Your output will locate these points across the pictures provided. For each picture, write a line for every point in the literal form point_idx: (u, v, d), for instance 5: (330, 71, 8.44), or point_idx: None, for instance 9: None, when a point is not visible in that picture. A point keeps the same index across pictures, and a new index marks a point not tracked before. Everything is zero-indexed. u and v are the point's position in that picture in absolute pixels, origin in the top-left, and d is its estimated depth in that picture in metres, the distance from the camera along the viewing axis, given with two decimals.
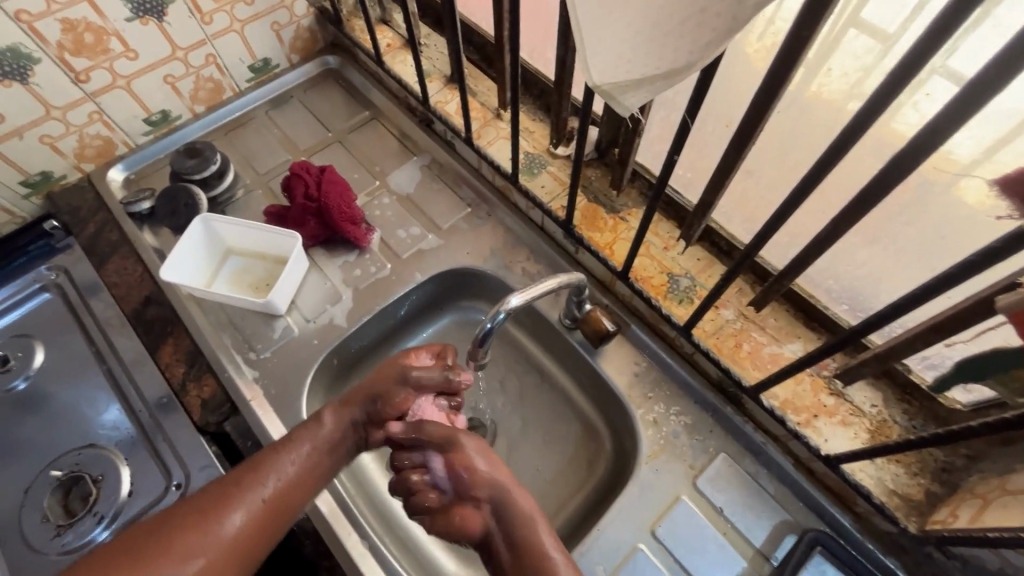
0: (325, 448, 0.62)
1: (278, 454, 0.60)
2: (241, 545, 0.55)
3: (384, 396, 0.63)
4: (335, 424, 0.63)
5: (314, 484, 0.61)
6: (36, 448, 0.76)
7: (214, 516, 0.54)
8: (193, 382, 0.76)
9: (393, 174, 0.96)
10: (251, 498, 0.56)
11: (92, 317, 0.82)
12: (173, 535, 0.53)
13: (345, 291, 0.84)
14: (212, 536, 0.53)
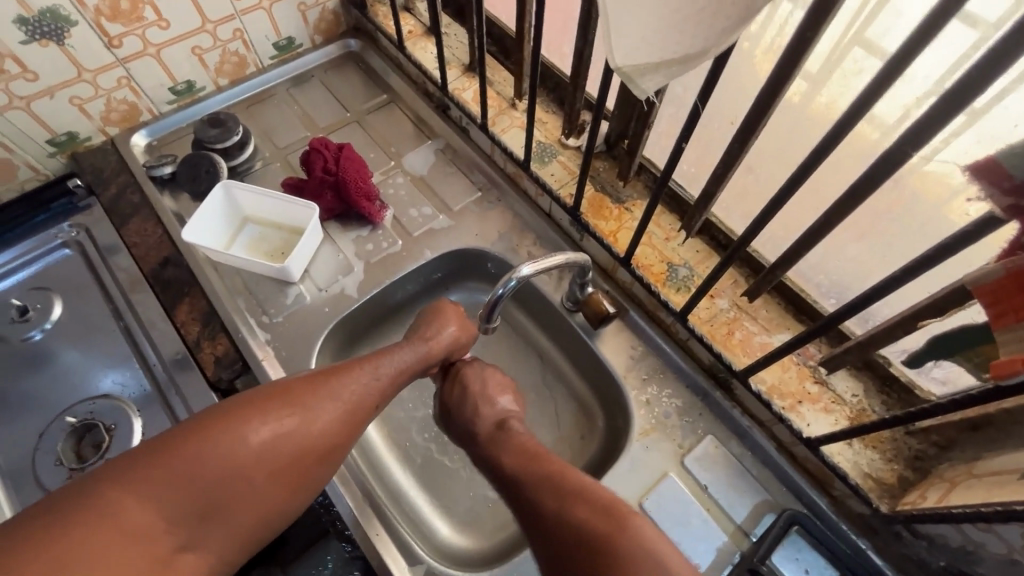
0: (395, 372, 0.65)
1: (359, 370, 0.63)
2: (370, 406, 0.63)
3: (423, 347, 0.69)
4: (410, 353, 0.67)
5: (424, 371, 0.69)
6: (51, 396, 0.79)
7: (297, 413, 0.57)
8: (206, 339, 0.79)
9: (408, 156, 0.99)
10: (383, 369, 0.64)
11: (111, 274, 0.85)
12: (323, 386, 0.60)
13: (357, 264, 0.87)
14: (353, 392, 0.61)
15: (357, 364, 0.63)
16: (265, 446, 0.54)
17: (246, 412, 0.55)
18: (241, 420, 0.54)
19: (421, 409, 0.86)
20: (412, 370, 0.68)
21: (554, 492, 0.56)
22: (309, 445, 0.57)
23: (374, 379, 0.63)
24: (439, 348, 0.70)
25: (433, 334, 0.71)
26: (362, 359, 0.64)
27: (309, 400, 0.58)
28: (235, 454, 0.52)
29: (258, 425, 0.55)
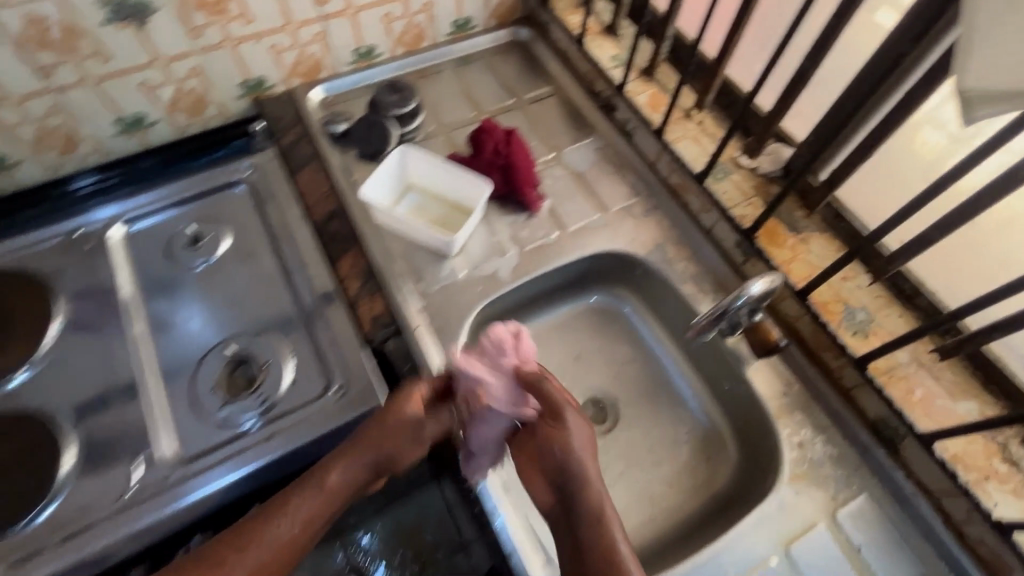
0: (378, 453, 0.66)
1: (322, 472, 0.66)
2: (316, 519, 0.64)
3: (408, 414, 0.67)
4: (400, 425, 0.66)
5: (372, 475, 0.68)
6: (208, 323, 0.80)
7: (276, 520, 0.63)
8: (366, 296, 0.80)
9: (568, 150, 0.98)
10: (324, 487, 0.65)
11: (280, 218, 0.88)
12: (257, 531, 0.62)
13: (511, 248, 0.87)
14: (288, 529, 0.63)
15: (337, 455, 0.66)
16: (254, 551, 0.61)
17: (230, 538, 0.62)
18: None
19: None
20: (410, 451, 0.68)
21: (586, 537, 0.58)
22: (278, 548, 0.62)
23: (345, 473, 0.66)
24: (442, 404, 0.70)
25: (405, 401, 0.67)
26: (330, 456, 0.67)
27: (275, 514, 0.63)
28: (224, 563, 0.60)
29: (254, 535, 0.62)
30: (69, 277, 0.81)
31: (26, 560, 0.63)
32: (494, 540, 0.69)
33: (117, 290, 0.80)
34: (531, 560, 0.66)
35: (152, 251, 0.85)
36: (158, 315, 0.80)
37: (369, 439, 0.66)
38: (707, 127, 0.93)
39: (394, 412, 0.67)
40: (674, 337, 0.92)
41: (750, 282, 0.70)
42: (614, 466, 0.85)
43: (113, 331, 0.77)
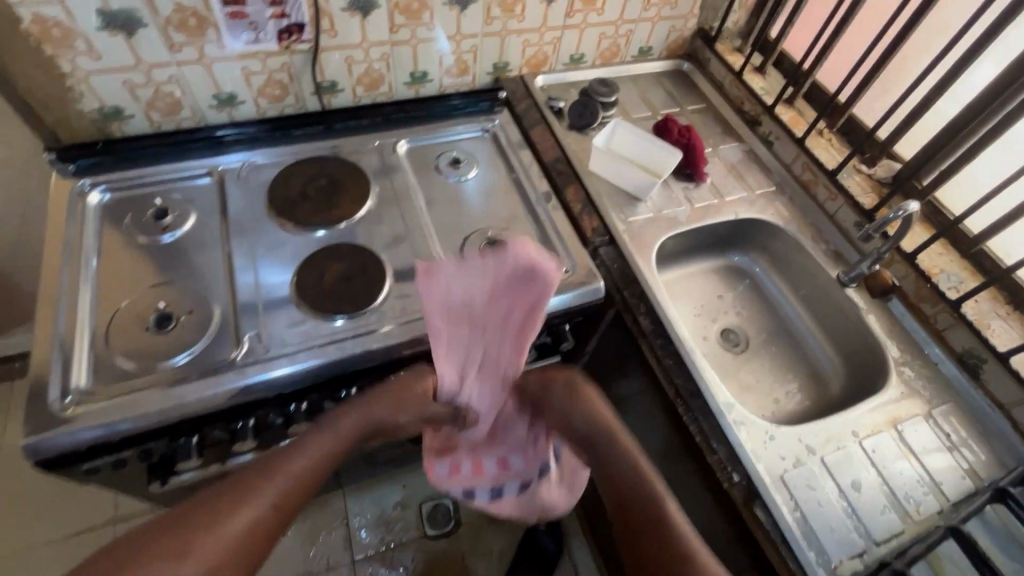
0: (345, 435, 0.75)
1: (273, 453, 0.70)
2: (325, 453, 0.72)
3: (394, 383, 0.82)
4: (359, 419, 0.77)
5: (349, 428, 0.76)
6: (468, 217, 1.09)
7: (253, 496, 0.64)
8: (586, 215, 1.10)
9: (722, 147, 1.30)
10: (316, 429, 0.74)
11: (517, 157, 1.19)
12: (263, 461, 0.68)
13: (685, 203, 1.17)
14: (292, 456, 0.70)
15: (309, 442, 0.72)
16: (240, 515, 0.62)
17: (226, 501, 0.63)
18: (188, 524, 0.60)
19: (700, 331, 1.17)
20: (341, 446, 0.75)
21: (636, 503, 0.72)
22: (267, 510, 0.65)
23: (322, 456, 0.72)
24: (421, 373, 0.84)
25: (372, 397, 0.80)
26: (315, 429, 0.74)
27: (270, 474, 0.67)
28: (210, 529, 0.60)
29: (218, 526, 0.61)
30: (373, 172, 1.12)
31: (363, 334, 0.89)
32: (682, 385, 0.92)
33: (406, 186, 1.11)
34: (715, 397, 0.89)
35: (425, 166, 1.17)
36: (432, 206, 1.10)
37: (340, 432, 0.75)
38: (834, 144, 1.24)
39: (389, 395, 0.80)
40: (796, 293, 1.20)
41: (908, 201, 0.93)
42: (744, 379, 1.12)
43: (406, 209, 1.08)
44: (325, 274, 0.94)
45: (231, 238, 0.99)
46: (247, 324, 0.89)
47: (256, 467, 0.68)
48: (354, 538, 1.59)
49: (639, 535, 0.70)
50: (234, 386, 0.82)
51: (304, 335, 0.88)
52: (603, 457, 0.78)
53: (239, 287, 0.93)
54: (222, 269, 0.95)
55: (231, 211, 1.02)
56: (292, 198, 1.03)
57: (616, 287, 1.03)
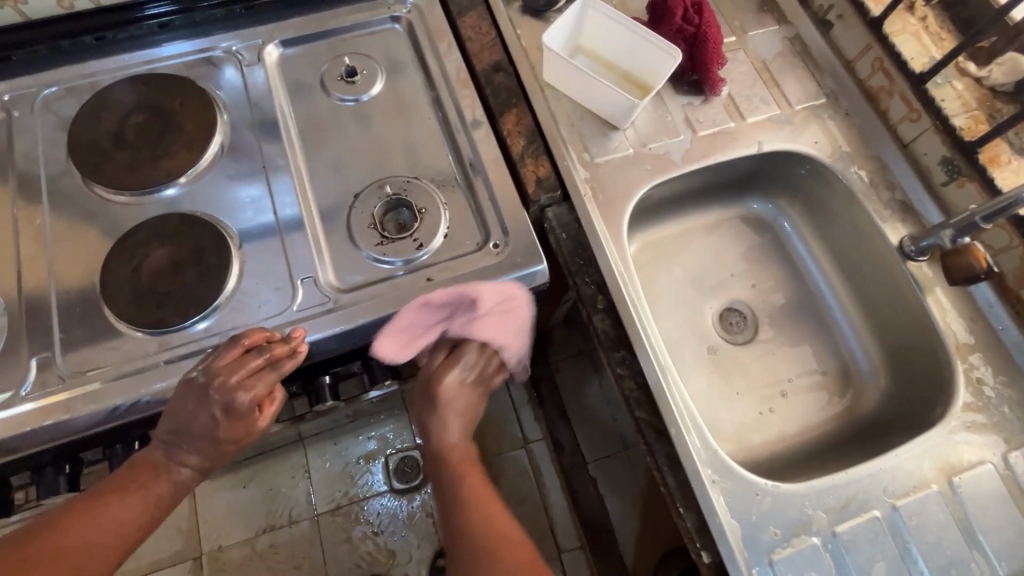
0: (210, 432, 0.59)
1: (158, 445, 0.60)
2: (145, 510, 0.59)
3: (195, 407, 0.58)
4: (223, 423, 0.59)
5: (236, 425, 0.60)
6: (363, 160, 0.76)
7: (127, 501, 0.58)
8: (531, 158, 0.75)
9: (753, 34, 0.87)
10: (157, 477, 0.60)
11: (439, 63, 0.81)
12: (87, 515, 0.57)
13: (684, 130, 0.79)
14: (106, 518, 0.57)
15: (115, 487, 0.59)
16: (79, 551, 0.55)
17: (88, 506, 0.57)
18: (70, 525, 0.56)
19: (694, 308, 0.87)
20: (240, 398, 0.58)
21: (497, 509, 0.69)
22: (116, 539, 0.57)
23: (207, 435, 0.59)
24: (262, 373, 0.59)
25: (197, 406, 0.57)
26: (169, 436, 0.60)
27: (68, 537, 0.55)
28: (68, 546, 0.55)
29: (109, 509, 0.58)
30: (229, 95, 0.79)
31: (194, 356, 0.64)
32: (643, 419, 0.65)
33: (275, 114, 0.77)
34: (688, 443, 0.62)
35: (306, 81, 0.81)
36: (312, 145, 0.77)
37: (195, 425, 0.58)
38: (930, 24, 0.80)
39: (217, 384, 0.57)
40: (836, 260, 0.86)
41: None
42: (748, 377, 0.83)
43: (270, 154, 0.75)
44: (143, 266, 0.67)
45: (19, 210, 0.71)
46: (38, 341, 0.65)
47: (138, 467, 0.60)
48: (316, 490, 1.50)
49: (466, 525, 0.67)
50: (17, 436, 0.60)
51: (113, 358, 0.64)
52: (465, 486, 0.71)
53: (29, 284, 0.67)
54: (8, 255, 0.69)
55: (24, 165, 0.73)
56: (104, 145, 0.73)
57: (567, 267, 0.72)
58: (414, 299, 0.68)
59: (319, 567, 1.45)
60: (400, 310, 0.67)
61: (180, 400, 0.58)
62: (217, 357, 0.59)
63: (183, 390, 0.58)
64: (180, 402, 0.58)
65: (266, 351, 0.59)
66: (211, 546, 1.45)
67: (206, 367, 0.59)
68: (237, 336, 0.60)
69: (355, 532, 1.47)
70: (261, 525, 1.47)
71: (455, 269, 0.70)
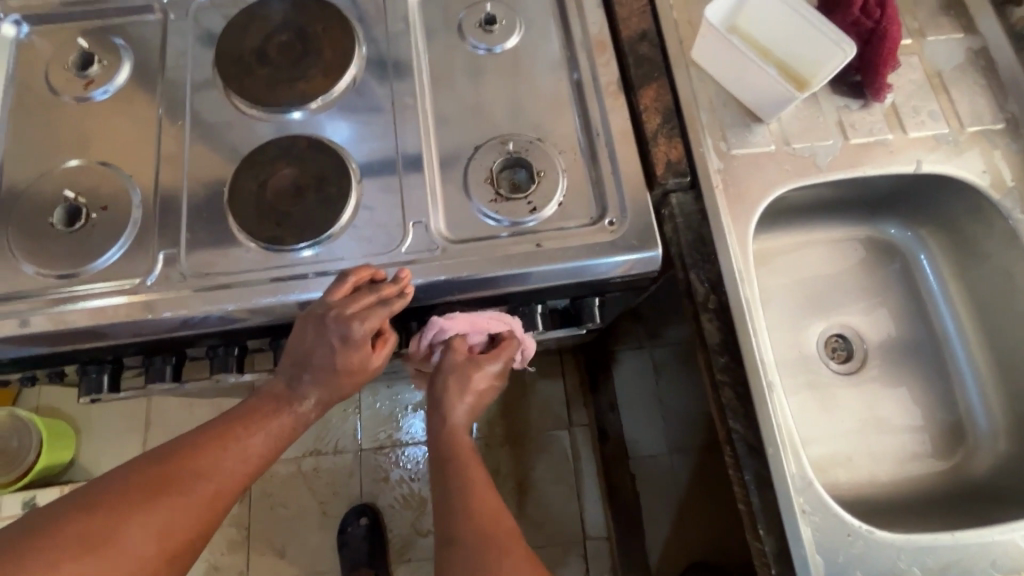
0: (331, 364, 0.60)
1: (281, 378, 0.62)
2: (270, 442, 0.61)
3: (315, 336, 0.59)
4: (345, 353, 0.60)
5: (358, 356, 0.61)
6: (490, 114, 0.75)
7: (251, 431, 0.60)
8: (664, 137, 0.71)
9: (932, 40, 0.78)
10: (280, 409, 0.62)
11: (582, 23, 0.77)
12: (215, 444, 0.58)
13: (835, 134, 0.73)
14: (235, 449, 0.58)
15: (240, 421, 0.60)
16: (214, 473, 0.57)
17: (219, 433, 0.59)
18: (200, 452, 0.57)
19: (799, 326, 0.82)
20: (358, 325, 0.58)
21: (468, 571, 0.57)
22: (243, 467, 0.59)
23: (324, 364, 0.59)
24: (373, 309, 0.59)
25: (316, 335, 0.59)
26: (291, 369, 0.62)
27: (198, 464, 0.56)
28: (201, 470, 0.56)
29: (239, 439, 0.59)
30: (368, 26, 0.78)
31: (303, 278, 0.65)
32: (737, 430, 0.62)
33: (409, 52, 0.76)
34: (786, 466, 0.59)
35: (444, 23, 0.79)
36: (441, 90, 0.75)
37: (320, 355, 0.60)
38: None
39: (334, 309, 0.58)
40: (973, 306, 0.78)
41: None
42: (846, 412, 0.78)
43: (400, 91, 0.75)
44: (269, 182, 0.68)
45: (164, 109, 0.73)
46: (166, 236, 0.68)
47: (263, 400, 0.62)
48: (362, 427, 1.56)
49: None
50: (139, 320, 0.64)
51: (230, 266, 0.66)
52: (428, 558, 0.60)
53: (164, 181, 0.70)
54: (149, 151, 0.72)
55: (174, 66, 0.76)
56: (246, 58, 0.74)
57: (681, 259, 0.68)
58: (521, 263, 0.66)
59: (355, 497, 1.51)
60: (506, 272, 0.66)
61: (301, 330, 0.60)
62: (330, 291, 0.60)
63: (304, 321, 0.60)
64: (301, 331, 0.60)
65: (375, 288, 0.60)
66: None
67: (321, 301, 0.60)
68: (346, 273, 0.61)
69: (393, 472, 1.53)
70: (309, 447, 1.54)
71: (566, 240, 0.68)
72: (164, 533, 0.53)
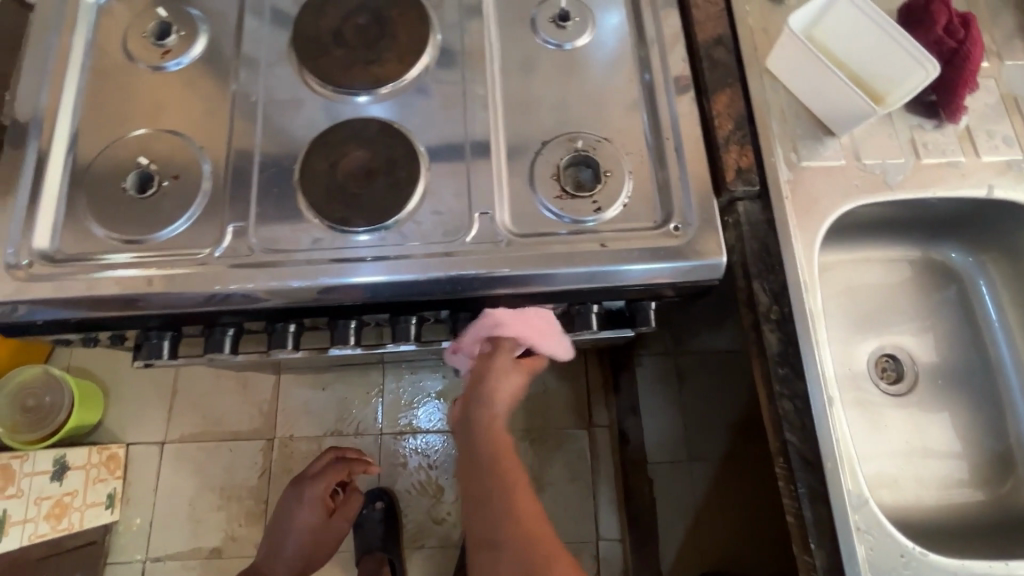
0: (321, 492, 1.06)
1: (280, 510, 1.06)
2: (324, 522, 1.08)
3: (296, 493, 1.06)
4: (313, 503, 1.05)
5: (318, 509, 1.06)
6: (559, 109, 0.74)
7: (310, 524, 1.06)
8: (735, 145, 0.71)
9: (1010, 65, 0.77)
10: (309, 516, 1.05)
11: (656, 24, 0.77)
12: (275, 543, 1.03)
13: (908, 153, 0.72)
14: (301, 533, 1.05)
15: (279, 526, 1.04)
16: (303, 536, 1.05)
17: (271, 539, 1.04)
18: (274, 545, 1.03)
19: (847, 343, 0.82)
20: (319, 487, 1.06)
21: (522, 495, 0.69)
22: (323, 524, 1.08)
23: (305, 520, 1.04)
24: (331, 466, 1.09)
25: (294, 500, 1.05)
26: (283, 507, 1.06)
27: (277, 547, 1.02)
28: (277, 553, 1.02)
29: (309, 527, 1.06)
30: (442, 14, 0.78)
31: (369, 260, 0.66)
32: (794, 443, 0.62)
33: (481, 43, 0.76)
34: (842, 482, 0.59)
35: (517, 16, 0.79)
36: (511, 82, 0.76)
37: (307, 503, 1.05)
38: None
39: (294, 496, 1.05)
40: None
41: None
42: (892, 433, 0.78)
43: (471, 81, 0.75)
44: (340, 163, 0.69)
45: (238, 83, 0.74)
46: (235, 209, 0.69)
47: (275, 531, 1.05)
48: (383, 412, 1.56)
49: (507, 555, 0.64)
50: (205, 289, 0.64)
51: (297, 243, 0.67)
52: (473, 496, 0.69)
53: (235, 154, 0.71)
54: (222, 124, 0.72)
55: (248, 40, 0.76)
56: (322, 39, 0.74)
57: (745, 269, 0.68)
58: (586, 260, 0.66)
59: (372, 480, 1.52)
60: (571, 268, 0.66)
61: (283, 502, 1.06)
62: (315, 461, 1.11)
63: (285, 497, 1.06)
64: (286, 497, 1.06)
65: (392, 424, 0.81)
66: (284, 434, 1.53)
67: (317, 461, 1.11)
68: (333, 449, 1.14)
69: (412, 458, 1.54)
70: (330, 428, 1.55)
71: (630, 241, 0.68)
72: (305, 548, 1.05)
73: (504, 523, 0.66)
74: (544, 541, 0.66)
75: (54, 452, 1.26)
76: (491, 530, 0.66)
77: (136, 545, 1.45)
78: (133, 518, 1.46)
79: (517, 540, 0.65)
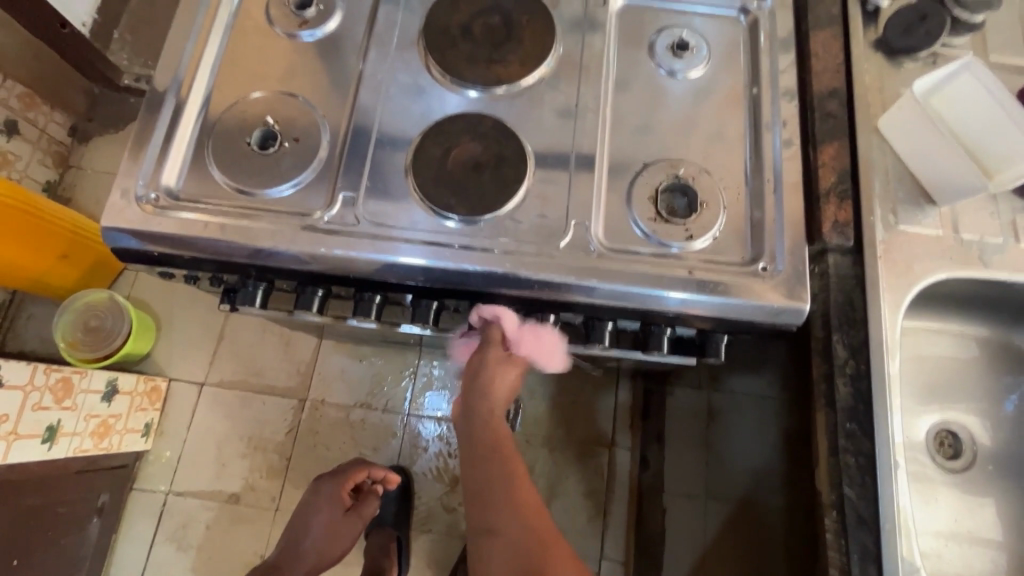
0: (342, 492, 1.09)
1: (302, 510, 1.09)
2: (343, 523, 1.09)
3: (316, 493, 1.10)
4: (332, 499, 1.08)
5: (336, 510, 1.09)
6: (666, 134, 0.76)
7: (328, 523, 1.08)
8: (835, 197, 0.72)
9: None
10: (329, 514, 1.08)
11: (771, 68, 0.78)
12: (296, 538, 1.06)
13: (1009, 234, 0.72)
14: (320, 528, 1.07)
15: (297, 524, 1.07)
16: (321, 534, 1.07)
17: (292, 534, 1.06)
18: (297, 542, 1.05)
19: (911, 412, 0.82)
20: (340, 486, 1.10)
21: (519, 485, 0.68)
22: (344, 524, 1.09)
23: (323, 516, 1.07)
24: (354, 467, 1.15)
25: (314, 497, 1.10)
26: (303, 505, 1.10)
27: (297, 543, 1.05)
28: (297, 549, 1.04)
29: (325, 523, 1.08)
30: (566, 25, 0.81)
31: (466, 248, 0.69)
32: (852, 496, 0.62)
33: (600, 59, 0.79)
34: (897, 544, 0.60)
35: (637, 38, 0.82)
36: (623, 101, 0.78)
37: (328, 499, 1.08)
38: None
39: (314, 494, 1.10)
40: None
41: None
42: (940, 508, 0.77)
43: (585, 93, 0.77)
44: (452, 152, 0.72)
45: (365, 61, 0.78)
46: (348, 179, 0.72)
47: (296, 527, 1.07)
48: (414, 394, 1.59)
49: (507, 541, 0.65)
50: (311, 249, 0.68)
51: (400, 220, 0.70)
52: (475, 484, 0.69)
53: (353, 127, 0.75)
54: (345, 97, 0.77)
55: (380, 22, 0.80)
56: (451, 31, 0.78)
57: (827, 320, 0.68)
58: (674, 284, 0.67)
59: (393, 457, 1.55)
60: (658, 289, 0.67)
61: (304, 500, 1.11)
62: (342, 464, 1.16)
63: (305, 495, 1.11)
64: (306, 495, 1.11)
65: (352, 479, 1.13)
66: (316, 397, 1.58)
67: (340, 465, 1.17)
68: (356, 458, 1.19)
69: (433, 444, 1.56)
70: (362, 400, 1.58)
71: (719, 273, 0.69)
72: (321, 547, 1.06)
73: (507, 513, 0.66)
74: (543, 536, 0.65)
75: (108, 374, 1.32)
76: (491, 529, 0.66)
77: (162, 476, 1.51)
78: (163, 451, 1.53)
79: (524, 539, 0.65)
